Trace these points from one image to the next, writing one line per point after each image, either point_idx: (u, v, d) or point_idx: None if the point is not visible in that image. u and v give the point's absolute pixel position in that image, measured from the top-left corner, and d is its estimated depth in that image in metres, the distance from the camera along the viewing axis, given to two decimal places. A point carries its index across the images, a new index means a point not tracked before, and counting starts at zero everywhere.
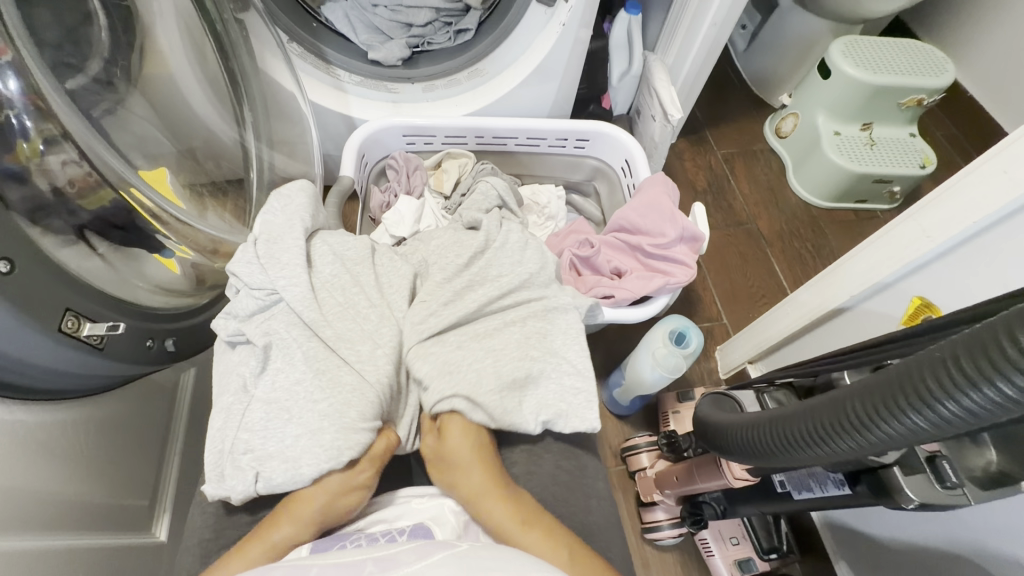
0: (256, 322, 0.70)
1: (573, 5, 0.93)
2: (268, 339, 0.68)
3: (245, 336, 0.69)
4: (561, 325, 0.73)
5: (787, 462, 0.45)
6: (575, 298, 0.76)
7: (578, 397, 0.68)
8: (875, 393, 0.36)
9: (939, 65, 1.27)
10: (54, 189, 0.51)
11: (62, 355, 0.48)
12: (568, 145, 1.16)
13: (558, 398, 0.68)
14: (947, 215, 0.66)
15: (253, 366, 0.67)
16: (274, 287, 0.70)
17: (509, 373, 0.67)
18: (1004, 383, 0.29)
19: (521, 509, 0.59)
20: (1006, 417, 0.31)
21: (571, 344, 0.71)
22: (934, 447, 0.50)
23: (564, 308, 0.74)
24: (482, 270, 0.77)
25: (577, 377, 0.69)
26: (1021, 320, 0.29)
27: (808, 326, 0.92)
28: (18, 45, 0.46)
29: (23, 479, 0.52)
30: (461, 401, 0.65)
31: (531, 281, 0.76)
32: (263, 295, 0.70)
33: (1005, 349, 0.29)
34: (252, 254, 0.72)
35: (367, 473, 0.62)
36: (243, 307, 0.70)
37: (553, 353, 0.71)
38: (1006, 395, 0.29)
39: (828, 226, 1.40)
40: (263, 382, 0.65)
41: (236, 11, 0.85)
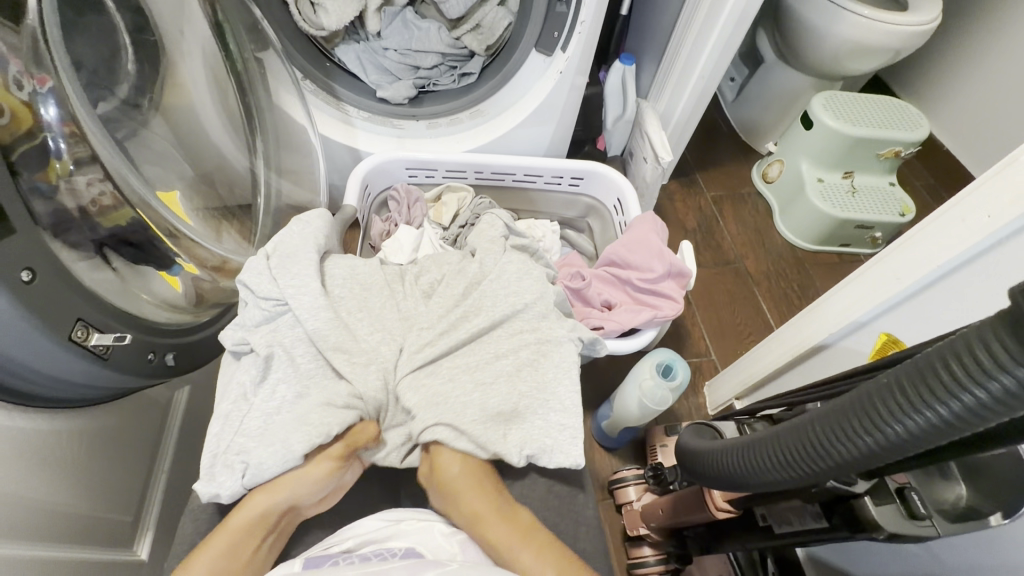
0: (261, 332, 0.72)
1: (570, 56, 1.00)
2: (270, 350, 0.70)
3: (250, 346, 0.72)
4: (556, 360, 0.74)
5: (761, 486, 0.48)
6: (572, 331, 0.77)
7: (562, 433, 0.69)
8: (834, 418, 0.39)
9: (913, 120, 1.36)
10: (79, 207, 0.54)
11: (67, 361, 0.50)
12: (563, 183, 1.21)
13: (543, 434, 0.69)
14: (914, 259, 0.70)
15: (252, 375, 0.69)
16: (281, 297, 0.73)
17: (496, 406, 0.69)
18: (940, 406, 0.33)
19: (509, 525, 0.61)
20: (946, 440, 0.35)
21: (562, 379, 0.72)
22: (903, 478, 0.52)
23: (559, 342, 0.75)
24: (476, 301, 0.77)
25: (563, 414, 0.70)
26: (951, 351, 0.33)
27: (792, 362, 0.95)
28: (60, 74, 0.51)
29: (16, 486, 0.53)
30: (444, 431, 0.68)
31: (526, 312, 0.77)
32: (270, 306, 0.73)
33: (939, 377, 0.33)
34: (264, 266, 0.76)
35: (337, 447, 0.65)
36: (251, 318, 0.73)
37: (544, 389, 0.72)
38: (942, 417, 0.33)
39: (812, 268, 1.45)
40: (262, 392, 0.68)
41: (257, 51, 0.91)
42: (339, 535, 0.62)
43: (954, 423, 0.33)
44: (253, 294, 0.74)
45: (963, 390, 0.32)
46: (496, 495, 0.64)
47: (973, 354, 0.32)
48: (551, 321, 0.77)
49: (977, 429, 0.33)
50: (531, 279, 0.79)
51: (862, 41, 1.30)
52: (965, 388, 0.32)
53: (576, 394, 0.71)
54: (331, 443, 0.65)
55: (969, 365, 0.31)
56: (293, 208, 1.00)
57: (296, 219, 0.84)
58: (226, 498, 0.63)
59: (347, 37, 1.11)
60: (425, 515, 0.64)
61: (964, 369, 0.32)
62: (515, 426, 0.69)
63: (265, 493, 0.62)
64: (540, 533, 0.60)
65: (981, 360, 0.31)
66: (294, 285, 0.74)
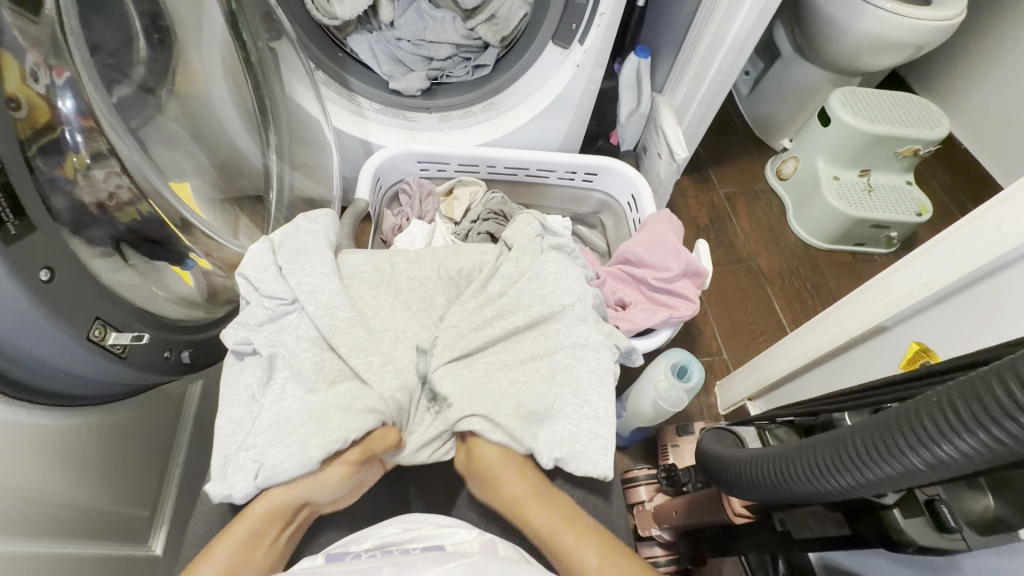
0: (266, 332, 0.70)
1: (588, 48, 0.98)
2: (274, 350, 0.69)
3: (254, 346, 0.69)
4: (591, 364, 0.73)
5: (789, 498, 0.47)
6: (607, 337, 0.76)
7: (594, 442, 0.68)
8: (876, 433, 0.38)
9: (934, 118, 1.33)
10: (97, 202, 0.54)
11: (86, 360, 0.50)
12: (576, 178, 1.19)
13: (573, 439, 0.68)
14: (942, 265, 0.69)
15: (258, 376, 0.68)
16: (287, 297, 0.71)
17: (529, 403, 0.69)
18: (996, 428, 0.32)
19: (557, 510, 0.60)
20: (998, 462, 0.34)
21: (596, 386, 0.72)
22: (933, 491, 0.51)
23: (598, 347, 0.74)
24: (513, 299, 0.76)
25: (596, 423, 0.69)
26: (1010, 370, 0.32)
27: (809, 364, 0.93)
28: (79, 66, 0.50)
29: (35, 484, 0.52)
30: (480, 421, 0.68)
31: (565, 313, 0.76)
32: (274, 305, 0.71)
33: (998, 397, 0.32)
34: (270, 261, 0.74)
35: (356, 453, 0.63)
36: (254, 316, 0.70)
37: (578, 394, 0.71)
38: (997, 439, 0.32)
39: (826, 267, 1.43)
40: (272, 393, 0.67)
41: (270, 40, 0.89)
42: (359, 535, 0.61)
43: (1010, 444, 0.32)
44: (256, 291, 0.72)
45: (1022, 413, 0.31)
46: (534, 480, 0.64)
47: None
48: (568, 326, 0.75)
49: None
50: (574, 281, 0.78)
51: (884, 36, 1.27)
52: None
53: (609, 403, 0.71)
54: (349, 449, 0.63)
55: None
56: (305, 201, 0.99)
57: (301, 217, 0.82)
58: (239, 499, 0.61)
59: (359, 27, 1.09)
60: (446, 522, 0.62)
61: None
62: (545, 427, 0.69)
63: (286, 486, 0.61)
64: (588, 527, 0.59)
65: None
66: (307, 283, 0.73)
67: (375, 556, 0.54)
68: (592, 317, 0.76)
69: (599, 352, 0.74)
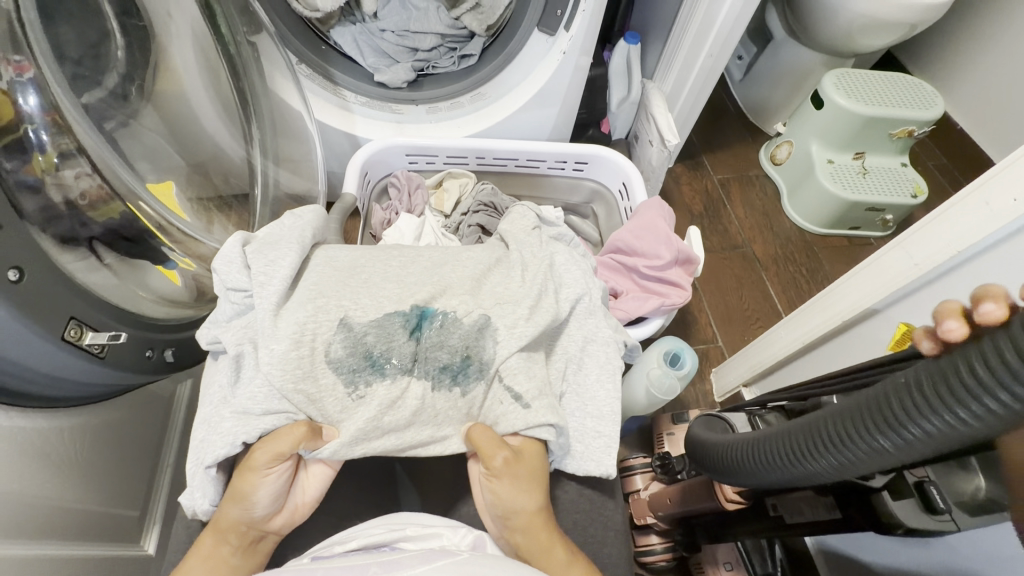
0: (233, 326, 0.67)
1: (573, 35, 0.96)
2: (240, 348, 0.65)
3: (222, 343, 0.66)
4: (602, 360, 0.73)
5: (771, 483, 0.47)
6: (615, 332, 0.76)
7: (597, 441, 0.69)
8: (849, 416, 0.38)
9: (928, 98, 1.32)
10: (67, 201, 0.53)
11: (64, 361, 0.50)
12: (567, 167, 1.18)
13: (576, 438, 0.69)
14: (933, 245, 0.68)
15: (227, 377, 0.65)
16: (247, 289, 0.68)
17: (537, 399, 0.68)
18: (961, 409, 0.32)
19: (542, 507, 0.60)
20: (967, 441, 0.33)
21: (604, 382, 0.72)
22: (922, 472, 0.50)
23: (608, 343, 0.74)
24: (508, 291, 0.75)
25: (600, 422, 0.70)
26: (976, 350, 0.31)
27: (803, 349, 0.93)
28: (41, 63, 0.49)
29: (22, 485, 0.52)
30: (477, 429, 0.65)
31: (577, 312, 0.75)
32: (239, 299, 0.68)
33: (963, 378, 0.32)
34: (238, 252, 0.70)
35: (264, 457, 0.56)
36: (223, 312, 0.68)
37: (582, 392, 0.72)
38: (963, 420, 0.32)
39: (821, 251, 1.42)
40: (241, 390, 0.63)
41: (249, 34, 0.87)
42: (344, 534, 0.61)
43: (975, 423, 0.31)
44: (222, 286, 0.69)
45: (988, 393, 0.30)
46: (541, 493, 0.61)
47: (998, 355, 0.30)
48: (578, 319, 0.75)
49: (1002, 431, 0.32)
50: (581, 273, 0.77)
51: (876, 16, 1.25)
52: (992, 391, 0.30)
53: (614, 402, 0.71)
54: (254, 463, 0.56)
55: (994, 367, 0.30)
56: (291, 198, 0.98)
57: (288, 213, 0.80)
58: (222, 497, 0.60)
59: (343, 18, 1.07)
60: (431, 521, 0.62)
61: (989, 369, 0.30)
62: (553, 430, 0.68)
63: (228, 522, 0.56)
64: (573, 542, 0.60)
65: (1007, 361, 0.29)
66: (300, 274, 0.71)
67: (367, 554, 0.55)
68: (606, 312, 0.76)
69: (593, 345, 0.74)
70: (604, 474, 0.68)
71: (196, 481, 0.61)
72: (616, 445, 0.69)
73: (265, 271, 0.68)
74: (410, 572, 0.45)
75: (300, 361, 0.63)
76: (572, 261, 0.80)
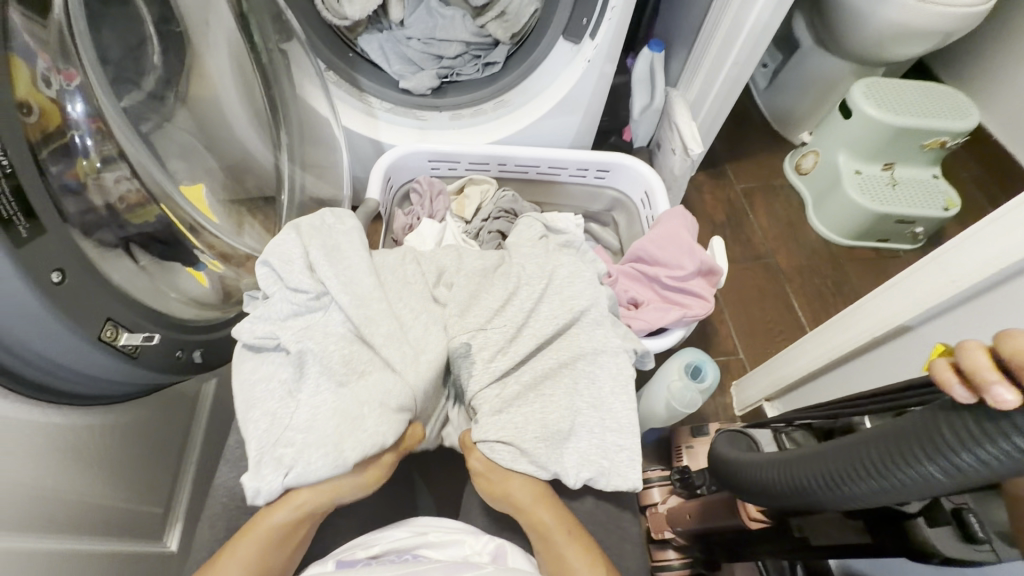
0: (290, 326, 0.69)
1: (599, 43, 0.96)
2: (302, 346, 0.67)
3: (279, 341, 0.68)
4: (608, 369, 0.72)
5: (801, 506, 0.46)
6: (625, 340, 0.74)
7: (616, 453, 0.68)
8: (894, 440, 0.37)
9: (963, 108, 1.28)
10: (107, 204, 0.55)
11: (98, 360, 0.51)
12: (588, 175, 1.17)
13: (600, 455, 0.68)
14: (970, 262, 0.66)
15: (290, 374, 0.67)
16: (315, 290, 0.69)
17: (545, 424, 0.67)
18: (1021, 435, 0.31)
19: (561, 516, 0.61)
20: (1023, 471, 0.32)
21: (617, 393, 0.70)
22: (959, 498, 0.49)
23: (614, 352, 0.73)
24: (528, 300, 0.75)
25: (615, 433, 0.69)
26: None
27: (830, 364, 0.90)
28: (86, 70, 0.51)
29: (51, 481, 0.53)
30: (497, 442, 0.65)
31: (583, 318, 0.74)
32: (303, 300, 0.69)
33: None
34: (300, 255, 0.72)
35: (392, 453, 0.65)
36: (280, 310, 0.69)
37: (600, 406, 0.70)
38: (1022, 447, 0.31)
39: (848, 264, 1.39)
40: (307, 387, 0.65)
41: (281, 42, 0.90)
42: (366, 536, 0.61)
43: None
44: (281, 283, 0.70)
45: None
46: (560, 514, 0.61)
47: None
48: (598, 328, 0.74)
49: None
50: (585, 283, 0.76)
51: (909, 25, 1.22)
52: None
53: (631, 413, 0.70)
54: (385, 453, 0.65)
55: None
56: (316, 202, 1.00)
57: (329, 211, 0.80)
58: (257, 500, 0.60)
59: (370, 27, 1.09)
60: (451, 525, 0.62)
61: None
62: (566, 446, 0.67)
63: (317, 487, 0.60)
64: (601, 557, 0.58)
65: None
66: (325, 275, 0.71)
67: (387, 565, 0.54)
68: (609, 317, 0.75)
69: (609, 356, 0.73)
70: (632, 487, 0.67)
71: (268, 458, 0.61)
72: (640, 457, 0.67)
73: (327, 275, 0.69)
74: None
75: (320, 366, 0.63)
76: (591, 271, 0.79)
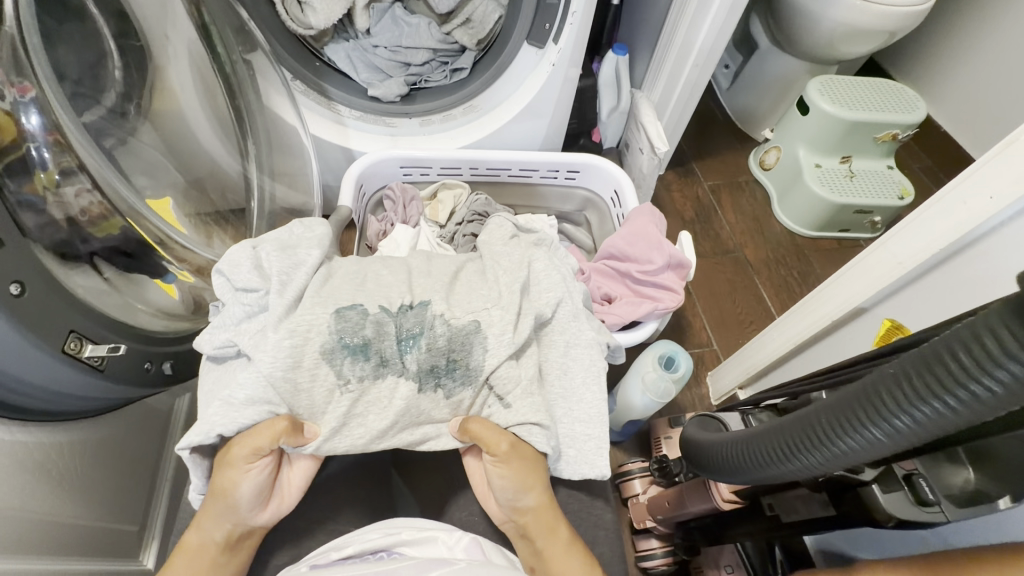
0: (244, 329, 0.66)
1: (562, 47, 0.99)
2: (255, 350, 0.64)
3: (236, 348, 0.66)
4: (575, 362, 0.74)
5: (767, 480, 0.48)
6: (599, 333, 0.77)
7: (588, 443, 0.70)
8: (842, 409, 0.39)
9: (911, 103, 1.35)
10: (68, 218, 0.55)
11: (62, 373, 0.50)
12: (559, 176, 1.19)
13: (568, 444, 0.70)
14: (915, 244, 0.70)
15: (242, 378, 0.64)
16: (261, 290, 0.68)
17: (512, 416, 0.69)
18: (948, 395, 0.33)
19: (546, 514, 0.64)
20: (956, 428, 0.35)
21: (590, 384, 0.73)
22: (911, 465, 0.51)
23: (578, 344, 0.75)
24: None
25: (587, 424, 0.71)
26: (961, 337, 0.33)
27: (795, 349, 0.94)
28: (42, 84, 0.50)
29: (20, 502, 0.52)
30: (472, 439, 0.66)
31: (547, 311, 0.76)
32: (251, 300, 0.68)
33: (951, 364, 0.33)
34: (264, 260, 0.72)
35: (245, 451, 0.59)
36: (232, 315, 0.68)
37: (563, 395, 0.72)
38: (950, 406, 0.33)
39: (812, 254, 1.45)
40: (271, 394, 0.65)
41: (245, 52, 0.90)
42: (341, 540, 0.61)
43: (962, 411, 0.33)
44: (232, 287, 0.69)
45: (972, 379, 0.32)
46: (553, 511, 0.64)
47: (979, 344, 0.32)
48: (569, 322, 0.76)
49: (985, 418, 0.33)
50: (559, 277, 0.77)
51: (857, 24, 1.28)
52: (972, 378, 0.32)
53: (599, 403, 0.72)
54: (236, 449, 0.59)
55: (977, 356, 0.31)
56: (287, 211, 1.00)
57: (296, 222, 0.80)
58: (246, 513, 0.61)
59: (336, 36, 1.10)
60: (426, 525, 0.62)
61: (973, 357, 0.32)
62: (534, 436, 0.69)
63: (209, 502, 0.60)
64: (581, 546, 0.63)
65: (986, 348, 0.31)
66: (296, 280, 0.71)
67: (365, 563, 0.55)
68: (582, 314, 0.77)
69: (580, 349, 0.75)
70: (599, 475, 0.70)
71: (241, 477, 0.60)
72: (607, 446, 0.70)
73: (281, 273, 0.69)
74: None
75: (287, 364, 0.63)
76: (561, 268, 0.81)
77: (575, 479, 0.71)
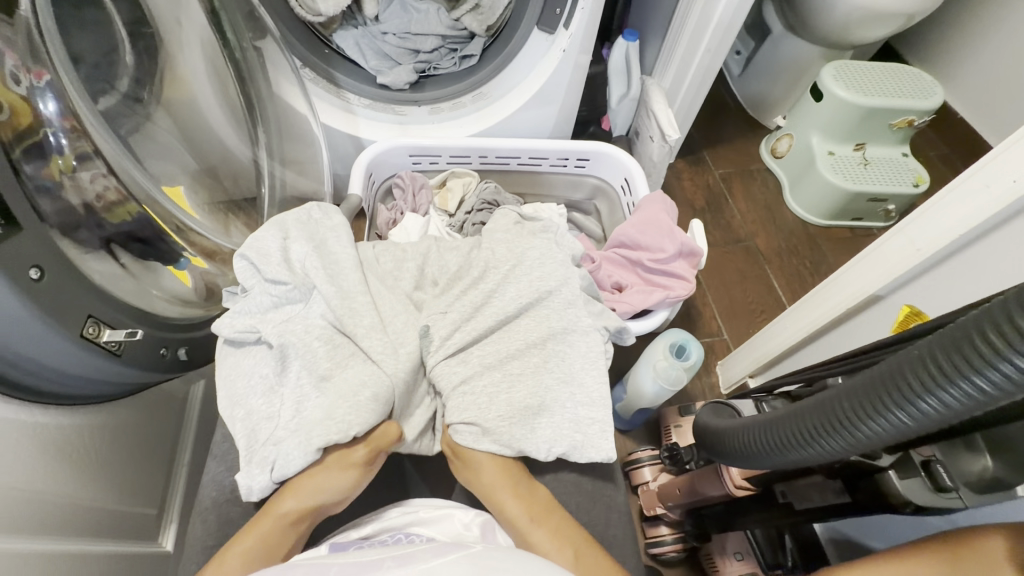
0: (269, 319, 0.69)
1: (573, 32, 0.98)
2: (282, 339, 0.67)
3: (260, 335, 0.68)
4: (586, 348, 0.74)
5: (785, 465, 0.48)
6: (594, 320, 0.76)
7: (592, 427, 0.69)
8: (865, 393, 0.39)
9: (928, 88, 1.32)
10: (85, 204, 0.55)
11: (81, 357, 0.51)
12: (569, 165, 1.19)
13: (573, 429, 0.69)
14: (932, 230, 0.69)
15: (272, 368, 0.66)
16: (294, 283, 0.70)
17: (523, 402, 0.69)
18: (976, 377, 0.33)
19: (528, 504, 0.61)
20: (983, 410, 0.34)
21: (588, 370, 0.73)
22: (928, 451, 0.51)
23: (588, 331, 0.75)
24: (510, 286, 0.76)
25: (592, 409, 0.70)
26: (989, 318, 0.32)
27: (807, 337, 0.93)
28: (57, 68, 0.51)
29: (41, 483, 0.53)
30: (485, 425, 0.66)
31: (558, 299, 0.76)
32: (280, 292, 0.70)
33: (979, 346, 0.32)
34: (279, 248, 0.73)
35: (361, 451, 0.62)
36: (258, 303, 0.70)
37: (570, 381, 0.72)
38: (977, 388, 0.33)
39: (825, 243, 1.43)
40: (286, 380, 0.65)
41: (255, 39, 0.89)
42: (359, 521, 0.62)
43: (991, 393, 0.32)
44: (260, 276, 0.70)
45: (1001, 360, 0.31)
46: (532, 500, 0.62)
47: (1010, 324, 0.31)
48: (580, 309, 0.76)
49: (1016, 400, 0.32)
50: (553, 265, 0.78)
51: (874, 7, 1.25)
52: (1002, 358, 0.31)
53: (601, 387, 0.72)
54: (355, 448, 0.62)
55: (1007, 336, 0.31)
56: (297, 198, 1.00)
57: (311, 208, 0.80)
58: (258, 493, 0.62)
59: (345, 23, 1.09)
60: (443, 504, 0.63)
61: (1002, 337, 0.31)
62: (545, 423, 0.69)
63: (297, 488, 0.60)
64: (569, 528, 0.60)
65: (1018, 328, 0.30)
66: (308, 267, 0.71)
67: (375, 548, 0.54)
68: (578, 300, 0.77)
69: (591, 335, 0.75)
70: (606, 458, 0.68)
71: (258, 459, 0.62)
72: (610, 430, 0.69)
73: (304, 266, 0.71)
74: (422, 567, 0.44)
75: None
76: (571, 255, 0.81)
77: (587, 465, 0.71)
